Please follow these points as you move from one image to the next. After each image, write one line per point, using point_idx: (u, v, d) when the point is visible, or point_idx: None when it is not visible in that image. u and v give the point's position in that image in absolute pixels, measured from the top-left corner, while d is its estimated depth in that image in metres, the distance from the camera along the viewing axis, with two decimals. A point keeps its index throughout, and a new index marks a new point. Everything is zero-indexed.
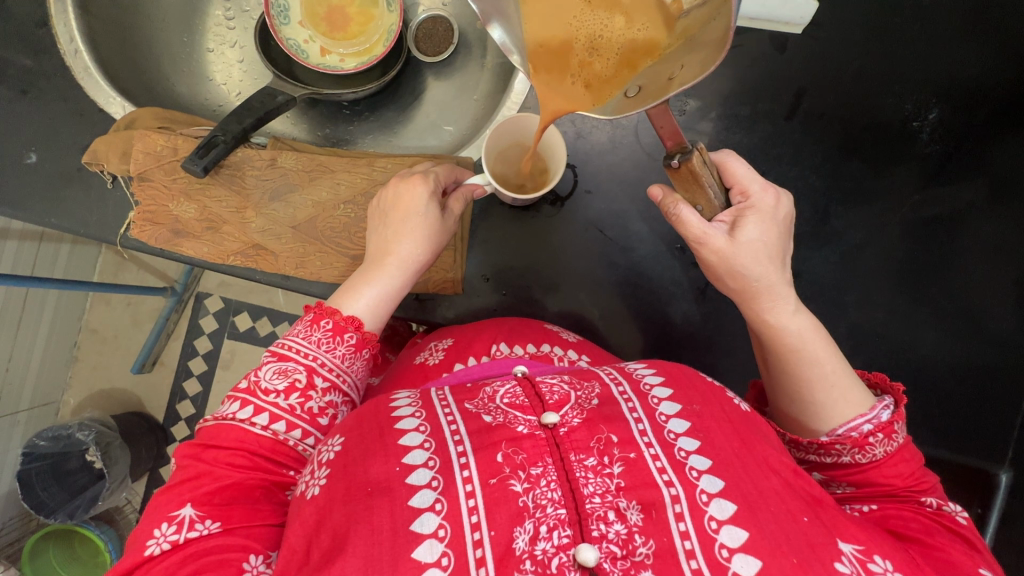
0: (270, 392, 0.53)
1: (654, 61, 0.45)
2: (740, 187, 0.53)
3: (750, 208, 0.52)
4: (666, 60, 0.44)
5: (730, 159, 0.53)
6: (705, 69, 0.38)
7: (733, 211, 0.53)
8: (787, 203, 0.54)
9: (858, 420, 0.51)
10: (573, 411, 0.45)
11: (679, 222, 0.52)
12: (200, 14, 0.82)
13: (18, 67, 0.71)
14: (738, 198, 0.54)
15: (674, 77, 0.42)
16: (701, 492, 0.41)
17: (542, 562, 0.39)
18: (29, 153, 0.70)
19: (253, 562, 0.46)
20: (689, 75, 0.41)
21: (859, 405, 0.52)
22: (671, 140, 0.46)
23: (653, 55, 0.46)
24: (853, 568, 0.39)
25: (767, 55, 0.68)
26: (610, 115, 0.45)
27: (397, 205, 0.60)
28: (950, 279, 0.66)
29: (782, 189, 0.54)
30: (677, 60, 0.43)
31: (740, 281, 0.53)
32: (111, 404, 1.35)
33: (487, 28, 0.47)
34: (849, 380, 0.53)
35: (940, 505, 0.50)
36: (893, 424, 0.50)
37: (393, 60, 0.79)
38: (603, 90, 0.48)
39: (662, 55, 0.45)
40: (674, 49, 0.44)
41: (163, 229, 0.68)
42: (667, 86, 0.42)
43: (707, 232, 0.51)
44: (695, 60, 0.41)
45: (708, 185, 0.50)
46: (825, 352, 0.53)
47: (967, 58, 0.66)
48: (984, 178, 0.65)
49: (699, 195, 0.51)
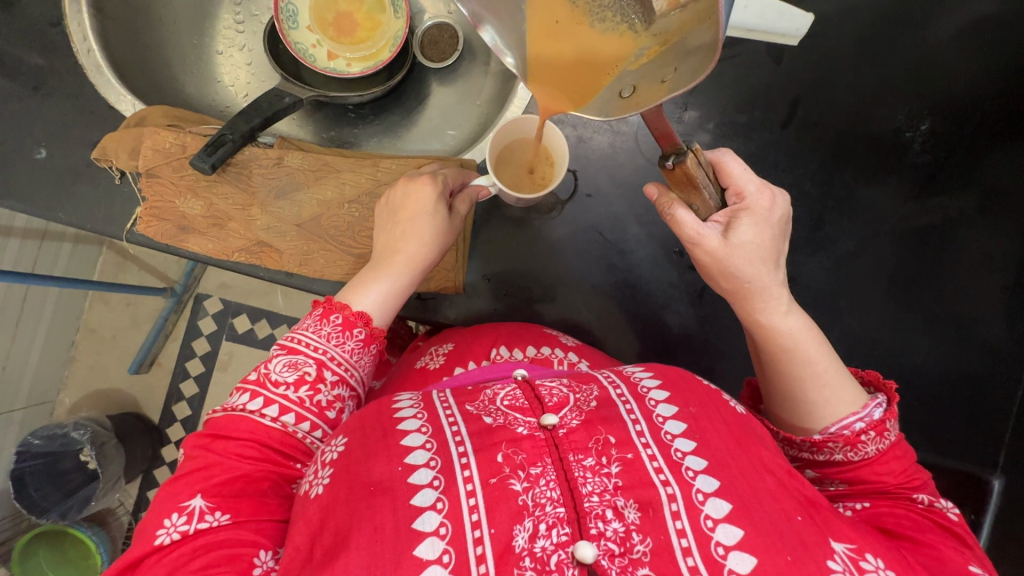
0: (280, 384, 0.53)
1: (651, 57, 0.45)
2: (735, 188, 0.54)
3: (744, 209, 0.53)
4: (666, 58, 0.44)
5: (726, 159, 0.53)
6: (695, 76, 0.38)
7: (728, 212, 0.54)
8: (782, 203, 0.55)
9: (850, 418, 0.52)
10: (572, 413, 0.46)
11: (674, 221, 0.53)
12: (210, 17, 0.84)
13: (30, 65, 0.72)
14: (732, 198, 0.54)
15: (666, 80, 0.42)
16: (698, 492, 0.42)
17: (542, 560, 0.39)
18: (39, 149, 0.71)
19: (263, 557, 0.47)
20: (681, 80, 0.40)
21: (851, 404, 0.53)
22: (665, 141, 0.46)
23: (651, 51, 0.46)
24: (846, 566, 0.40)
25: (764, 66, 0.70)
26: (605, 117, 0.45)
27: (406, 204, 0.62)
28: (941, 287, 0.67)
29: (777, 189, 0.55)
30: (673, 61, 0.42)
31: (733, 282, 0.54)
32: (106, 405, 1.35)
33: (477, 29, 0.48)
34: (842, 379, 0.54)
35: (931, 501, 0.51)
36: (885, 422, 0.51)
37: (398, 65, 0.82)
38: (597, 82, 0.49)
39: (659, 51, 0.45)
40: (670, 46, 0.44)
41: (169, 225, 0.69)
42: (659, 88, 0.42)
43: (702, 232, 0.53)
44: (688, 64, 0.40)
45: (704, 185, 0.50)
46: (817, 352, 0.54)
47: (956, 73, 0.68)
48: (971, 189, 0.67)
49: (694, 196, 0.52)
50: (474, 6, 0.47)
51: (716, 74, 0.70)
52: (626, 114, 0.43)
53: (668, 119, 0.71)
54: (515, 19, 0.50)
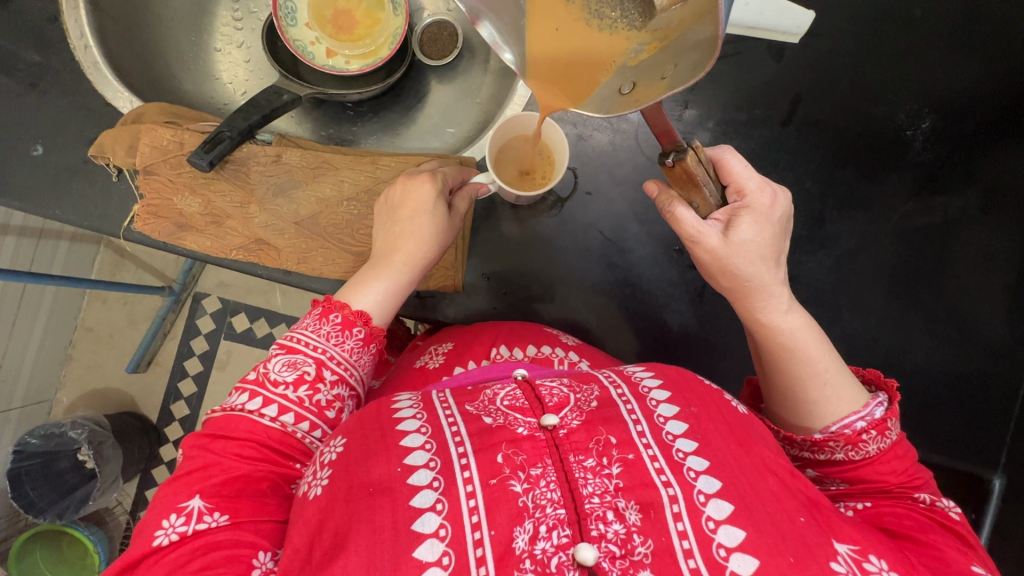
0: (279, 383, 0.53)
1: (651, 52, 0.45)
2: (736, 186, 0.53)
3: (745, 207, 0.53)
4: (666, 54, 0.43)
5: (727, 156, 0.53)
6: (695, 72, 0.38)
7: (728, 210, 0.53)
8: (783, 201, 0.54)
9: (851, 417, 0.52)
10: (573, 413, 0.45)
11: (675, 220, 0.53)
12: (208, 14, 0.83)
13: (26, 61, 0.72)
14: (733, 196, 0.54)
15: (666, 77, 0.41)
16: (699, 493, 0.41)
17: (542, 562, 0.39)
18: (35, 146, 0.70)
19: (262, 558, 0.47)
20: (680, 77, 0.40)
21: (852, 403, 0.52)
22: (665, 139, 0.46)
23: (651, 46, 0.45)
24: (849, 568, 0.40)
25: (765, 64, 0.70)
26: (605, 114, 0.44)
27: (405, 202, 0.62)
28: (942, 286, 0.67)
29: (778, 187, 0.55)
30: (673, 57, 0.42)
31: (733, 281, 0.54)
32: (104, 404, 1.35)
33: (476, 26, 0.48)
34: (843, 378, 0.53)
35: (934, 501, 0.50)
36: (887, 421, 0.51)
37: (397, 64, 0.82)
38: (595, 78, 0.49)
39: (659, 47, 0.44)
40: (670, 41, 0.43)
41: (167, 222, 0.68)
42: (659, 85, 0.42)
43: (702, 231, 0.52)
44: (688, 61, 0.40)
45: (704, 183, 0.50)
46: (818, 351, 0.54)
47: (957, 71, 0.68)
48: (972, 188, 0.67)
49: (695, 194, 0.51)
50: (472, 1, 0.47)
51: (717, 72, 0.70)
52: (626, 111, 0.43)
53: (668, 117, 0.71)
54: (514, 16, 0.49)
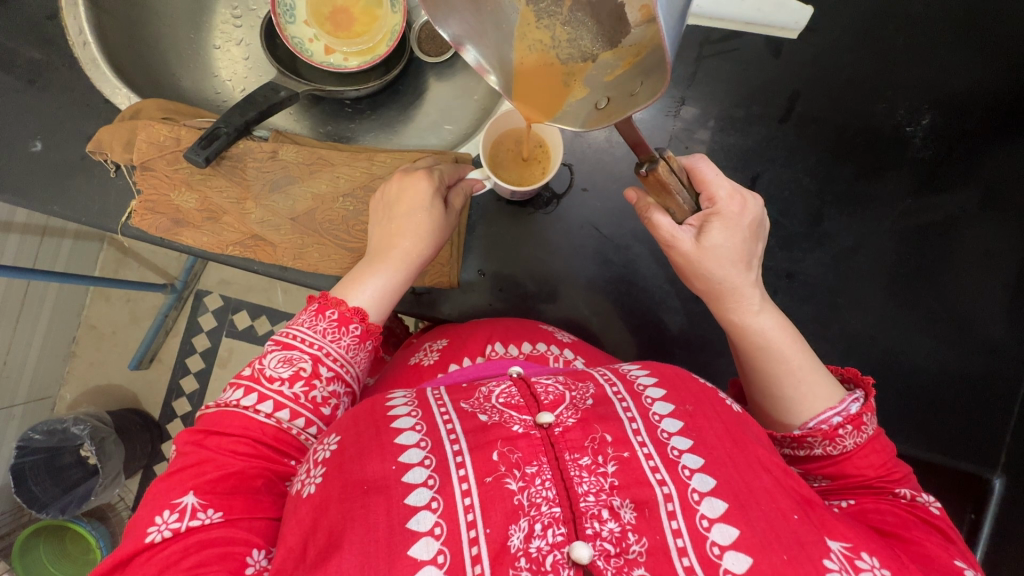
0: (275, 379, 0.53)
1: (625, 69, 0.44)
2: (708, 194, 0.53)
3: (715, 214, 0.52)
4: (637, 70, 0.43)
5: (699, 164, 0.52)
6: (653, 93, 0.39)
7: (701, 216, 0.53)
8: (756, 206, 0.54)
9: (827, 413, 0.51)
10: (568, 411, 0.45)
11: (651, 225, 0.54)
12: (207, 12, 0.84)
13: (26, 58, 0.72)
14: (704, 203, 0.53)
15: (635, 94, 0.41)
16: (693, 491, 0.41)
17: (537, 560, 0.39)
18: (35, 141, 0.71)
19: (255, 556, 0.46)
20: (646, 94, 0.40)
21: (828, 399, 0.52)
22: (641, 150, 0.45)
23: (625, 62, 0.44)
24: (841, 565, 0.39)
25: (763, 61, 0.70)
26: (580, 130, 0.45)
27: (401, 200, 0.62)
28: (941, 285, 0.66)
29: (748, 192, 0.54)
30: (642, 73, 0.42)
31: (706, 283, 0.55)
32: (107, 400, 1.36)
33: (460, 52, 0.47)
34: (818, 375, 0.53)
35: (914, 496, 0.50)
36: (862, 415, 0.50)
37: (395, 60, 0.81)
38: (571, 93, 0.48)
39: (632, 64, 0.43)
40: (642, 57, 0.42)
41: (164, 218, 0.69)
42: (628, 102, 0.42)
43: (676, 236, 0.53)
44: (651, 81, 0.40)
45: (677, 192, 0.49)
46: (791, 349, 0.54)
47: (957, 68, 0.67)
48: (971, 185, 0.66)
49: (669, 202, 0.51)
50: (455, 29, 0.46)
51: (715, 70, 0.70)
52: (598, 127, 0.43)
53: (665, 114, 0.70)
54: (495, 41, 0.48)
